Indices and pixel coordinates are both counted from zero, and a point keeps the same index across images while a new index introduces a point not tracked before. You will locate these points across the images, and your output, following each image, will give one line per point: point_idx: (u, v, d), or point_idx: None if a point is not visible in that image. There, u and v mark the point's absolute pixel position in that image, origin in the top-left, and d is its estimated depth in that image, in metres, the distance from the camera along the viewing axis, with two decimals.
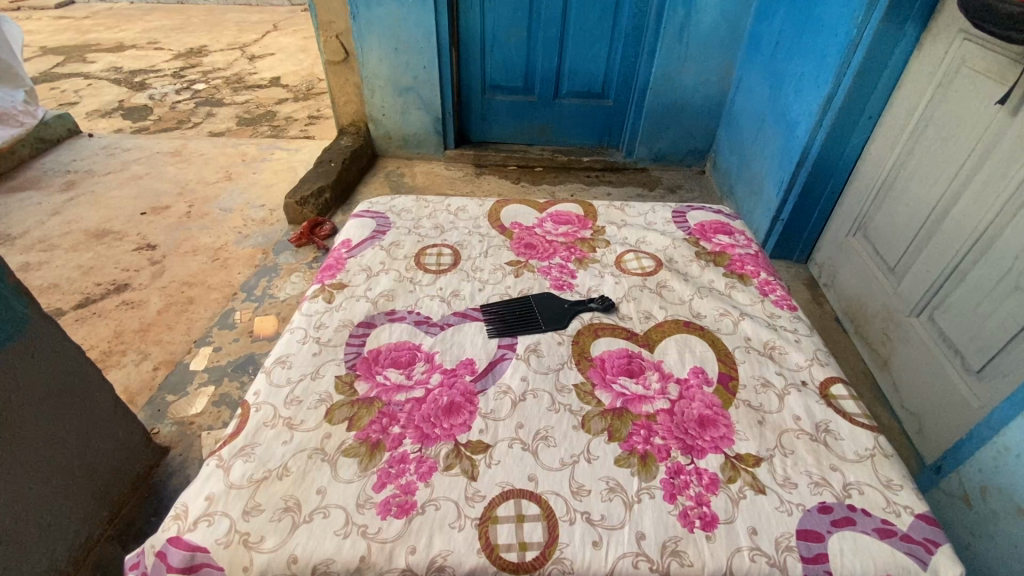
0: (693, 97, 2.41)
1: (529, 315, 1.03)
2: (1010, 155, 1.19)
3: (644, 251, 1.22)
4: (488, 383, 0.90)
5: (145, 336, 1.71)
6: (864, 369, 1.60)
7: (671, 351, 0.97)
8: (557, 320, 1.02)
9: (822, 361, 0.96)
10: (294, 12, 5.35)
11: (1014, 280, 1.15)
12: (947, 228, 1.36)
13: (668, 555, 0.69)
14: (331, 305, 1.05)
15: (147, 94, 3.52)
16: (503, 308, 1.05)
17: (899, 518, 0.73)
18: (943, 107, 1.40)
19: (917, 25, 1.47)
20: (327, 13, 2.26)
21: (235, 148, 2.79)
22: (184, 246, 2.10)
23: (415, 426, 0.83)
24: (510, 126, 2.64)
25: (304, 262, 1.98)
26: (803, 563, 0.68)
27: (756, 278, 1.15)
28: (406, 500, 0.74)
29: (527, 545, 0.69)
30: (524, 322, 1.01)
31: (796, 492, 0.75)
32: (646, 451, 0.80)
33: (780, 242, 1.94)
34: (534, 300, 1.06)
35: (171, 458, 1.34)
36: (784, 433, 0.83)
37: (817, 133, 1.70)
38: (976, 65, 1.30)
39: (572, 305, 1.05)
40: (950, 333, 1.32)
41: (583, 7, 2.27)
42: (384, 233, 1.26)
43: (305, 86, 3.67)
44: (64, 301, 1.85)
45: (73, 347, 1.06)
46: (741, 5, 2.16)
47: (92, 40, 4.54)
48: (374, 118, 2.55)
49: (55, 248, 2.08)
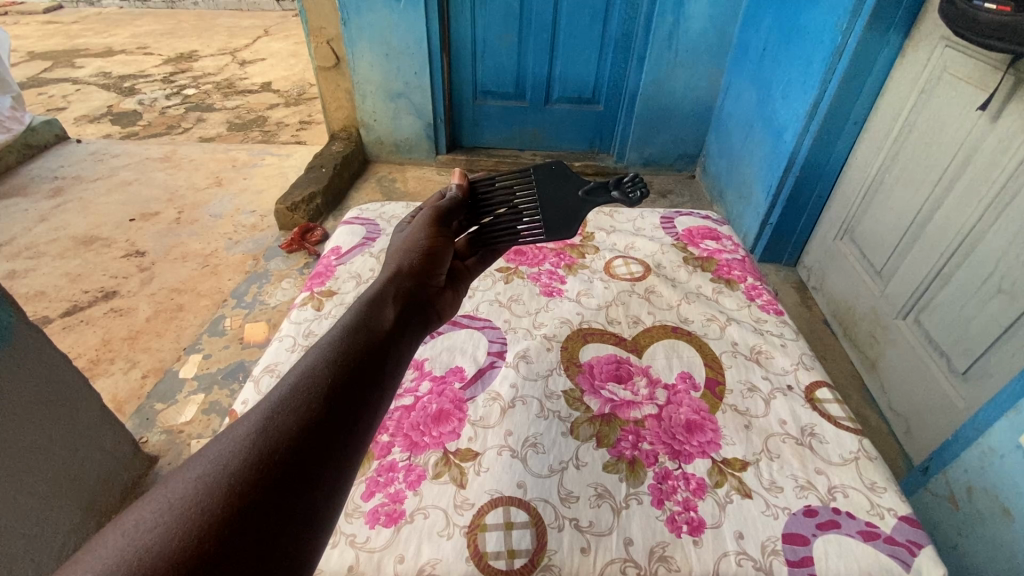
0: (682, 102, 2.42)
1: (536, 208, 0.98)
2: (992, 159, 1.20)
3: (633, 256, 1.23)
4: (478, 391, 0.90)
5: (134, 343, 1.71)
6: (853, 371, 1.61)
7: (659, 357, 0.97)
8: (569, 222, 0.98)
9: (807, 365, 0.96)
10: (285, 16, 5.33)
11: (998, 283, 1.16)
12: (932, 229, 1.37)
13: (656, 560, 0.69)
14: (320, 313, 1.05)
15: (137, 99, 3.51)
16: (501, 197, 0.99)
17: (883, 520, 0.73)
18: (926, 111, 1.41)
19: (900, 33, 1.49)
20: (318, 19, 2.27)
21: (226, 154, 2.79)
22: (174, 253, 2.10)
23: (404, 434, 0.84)
24: (501, 132, 2.64)
25: (295, 267, 1.95)
26: (789, 566, 0.68)
27: (744, 283, 1.15)
28: (395, 509, 0.74)
29: (515, 553, 0.69)
30: (530, 218, 0.97)
31: (782, 496, 0.76)
32: (634, 457, 0.81)
33: (768, 245, 1.95)
34: (541, 177, 0.99)
35: (160, 467, 1.33)
36: (770, 437, 0.84)
37: (805, 137, 1.70)
38: (957, 71, 1.32)
39: (587, 197, 0.99)
40: (936, 335, 1.32)
41: (572, 14, 2.28)
42: (373, 239, 1.26)
43: (297, 91, 3.67)
44: (51, 309, 1.85)
45: (60, 357, 1.06)
46: (729, 12, 2.18)
47: (80, 44, 4.54)
48: (365, 124, 2.55)
49: (42, 256, 2.08)
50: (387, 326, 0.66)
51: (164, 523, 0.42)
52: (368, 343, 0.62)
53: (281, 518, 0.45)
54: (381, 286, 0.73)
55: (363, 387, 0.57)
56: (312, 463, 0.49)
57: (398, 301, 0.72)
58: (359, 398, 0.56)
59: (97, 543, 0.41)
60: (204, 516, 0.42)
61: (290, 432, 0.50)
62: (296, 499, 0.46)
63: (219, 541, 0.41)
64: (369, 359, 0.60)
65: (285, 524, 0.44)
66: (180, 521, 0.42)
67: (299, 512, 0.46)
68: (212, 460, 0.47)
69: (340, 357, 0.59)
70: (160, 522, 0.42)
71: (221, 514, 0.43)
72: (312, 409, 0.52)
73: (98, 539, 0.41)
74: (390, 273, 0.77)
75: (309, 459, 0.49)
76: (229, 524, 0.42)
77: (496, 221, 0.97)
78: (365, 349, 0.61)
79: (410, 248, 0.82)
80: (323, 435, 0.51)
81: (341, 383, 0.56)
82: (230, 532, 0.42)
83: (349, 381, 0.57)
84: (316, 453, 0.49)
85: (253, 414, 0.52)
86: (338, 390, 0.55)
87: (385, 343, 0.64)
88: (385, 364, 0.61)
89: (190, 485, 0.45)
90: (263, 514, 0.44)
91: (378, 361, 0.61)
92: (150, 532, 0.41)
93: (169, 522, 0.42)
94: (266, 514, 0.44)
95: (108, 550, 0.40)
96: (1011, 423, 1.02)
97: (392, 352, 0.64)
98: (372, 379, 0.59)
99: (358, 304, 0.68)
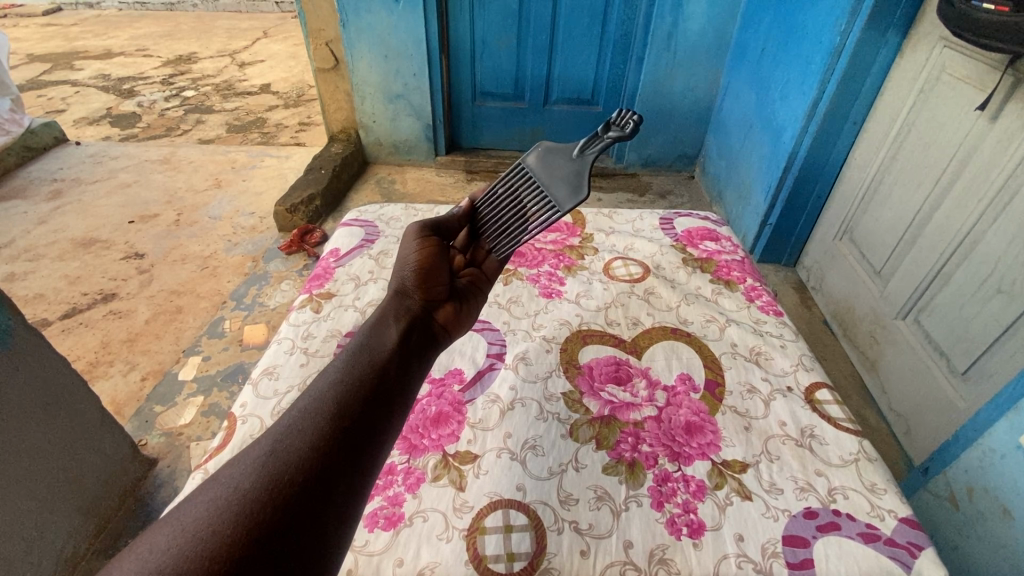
0: (681, 103, 2.42)
1: (542, 193, 0.93)
2: (991, 160, 1.20)
3: (632, 257, 1.23)
4: (477, 393, 0.90)
5: (133, 345, 1.71)
6: (853, 371, 1.61)
7: (658, 358, 0.97)
8: (576, 186, 0.90)
9: (807, 366, 0.96)
10: (284, 18, 5.32)
11: (997, 285, 1.16)
12: (932, 232, 1.37)
13: (656, 563, 0.69)
14: (319, 315, 1.05)
15: (136, 101, 3.51)
16: (507, 202, 0.97)
17: (884, 522, 0.73)
18: (925, 114, 1.41)
19: (898, 33, 1.49)
20: (317, 20, 2.28)
21: (225, 156, 2.78)
22: (173, 255, 2.09)
23: (403, 437, 0.83)
24: (500, 133, 2.64)
25: (294, 269, 1.95)
26: (789, 569, 0.68)
27: (743, 284, 1.15)
28: (394, 512, 0.74)
29: (515, 556, 0.69)
30: (541, 206, 0.92)
31: (782, 498, 0.76)
32: (634, 459, 0.81)
33: (768, 246, 1.95)
34: (534, 165, 0.95)
35: (160, 469, 1.33)
36: (770, 439, 0.84)
37: (804, 138, 1.70)
38: (956, 72, 1.32)
39: (583, 153, 0.90)
40: (937, 337, 1.32)
41: (570, 15, 2.28)
42: (372, 241, 1.26)
43: (296, 93, 3.67)
44: (50, 311, 1.85)
45: (59, 360, 1.06)
46: (729, 13, 2.17)
47: (80, 47, 4.53)
48: (364, 125, 2.55)
49: (41, 258, 2.08)
50: (392, 344, 0.66)
51: (177, 545, 0.42)
52: (378, 364, 0.62)
53: (296, 537, 0.45)
54: (384, 308, 0.74)
55: (373, 404, 0.57)
56: (323, 483, 0.49)
57: (403, 321, 0.72)
58: (369, 416, 0.56)
59: (113, 567, 0.41)
60: (217, 538, 0.42)
61: (303, 451, 0.50)
62: (308, 516, 0.46)
63: (230, 564, 0.41)
64: (378, 380, 0.60)
65: (297, 546, 0.44)
66: (193, 543, 0.42)
67: (309, 530, 0.46)
68: (225, 482, 0.47)
69: (349, 377, 0.59)
70: (172, 545, 0.42)
71: (231, 535, 0.43)
72: (321, 429, 0.52)
73: (113, 563, 0.42)
74: (393, 294, 0.77)
75: (323, 478, 0.49)
76: (242, 544, 0.43)
77: (501, 227, 0.95)
78: (375, 368, 0.61)
79: (402, 264, 0.82)
80: (334, 453, 0.51)
81: (352, 402, 0.56)
82: (245, 554, 0.42)
83: (359, 401, 0.57)
84: (329, 471, 0.50)
85: (263, 438, 0.52)
86: (348, 408, 0.55)
87: (393, 362, 0.64)
88: (395, 383, 0.61)
89: (202, 508, 0.45)
90: (275, 534, 0.44)
91: (387, 379, 0.61)
92: (163, 555, 0.41)
93: (181, 545, 0.42)
94: (277, 534, 0.44)
95: (122, 574, 0.40)
96: (1011, 424, 1.02)
97: (400, 371, 0.64)
98: (380, 398, 0.59)
99: (367, 326, 0.69)
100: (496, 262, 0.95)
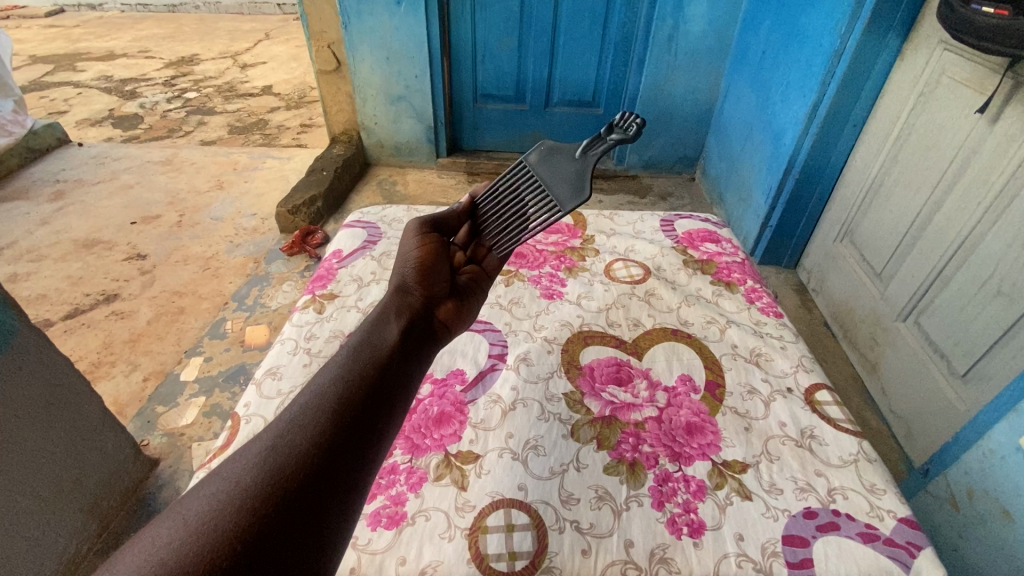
0: (682, 105, 2.42)
1: (543, 193, 0.93)
2: (991, 162, 1.21)
3: (632, 259, 1.23)
4: (479, 394, 0.90)
5: (135, 346, 1.72)
6: (853, 373, 1.61)
7: (659, 359, 0.98)
8: (578, 187, 0.90)
9: (806, 367, 0.96)
10: (286, 19, 5.33)
11: (997, 286, 1.16)
12: (932, 233, 1.37)
13: (656, 562, 0.69)
14: (321, 316, 1.06)
15: (139, 103, 3.52)
16: (508, 198, 0.97)
17: (883, 522, 0.73)
18: (924, 115, 1.42)
19: (898, 37, 1.49)
20: (319, 22, 2.28)
21: (227, 157, 2.79)
22: (175, 256, 2.10)
23: (405, 437, 0.84)
24: (501, 134, 2.64)
25: (295, 270, 1.95)
26: (789, 569, 0.68)
27: (743, 285, 1.16)
28: (396, 512, 0.74)
29: (516, 555, 0.69)
30: (542, 205, 0.93)
31: (782, 498, 0.76)
32: (634, 460, 0.81)
33: (768, 248, 1.95)
34: (535, 162, 0.95)
35: (162, 469, 1.33)
36: (770, 439, 0.84)
37: (804, 140, 1.71)
38: (956, 75, 1.32)
39: (586, 154, 0.91)
40: (936, 338, 1.33)
41: (571, 18, 2.29)
42: (374, 243, 1.26)
43: (298, 94, 3.68)
44: (52, 312, 1.85)
45: (61, 360, 1.07)
46: (729, 15, 2.18)
47: (83, 48, 4.54)
48: (366, 127, 2.56)
49: (43, 259, 2.08)
50: (393, 343, 0.67)
51: (180, 538, 0.43)
52: (379, 361, 0.63)
53: (298, 533, 0.45)
54: (385, 304, 0.74)
55: (375, 402, 0.57)
56: (325, 478, 0.49)
57: (403, 318, 0.72)
58: (371, 414, 0.56)
59: (117, 561, 0.42)
60: (219, 532, 0.43)
61: (304, 447, 0.50)
62: (310, 511, 0.47)
63: (232, 557, 0.42)
64: (379, 376, 0.60)
65: (300, 540, 0.45)
66: (194, 537, 0.42)
67: (311, 526, 0.46)
68: (227, 478, 0.48)
69: (351, 374, 0.59)
70: (175, 538, 0.43)
71: (233, 529, 0.43)
72: (323, 425, 0.53)
73: (116, 557, 0.42)
74: (394, 291, 0.77)
75: (326, 475, 0.49)
76: (245, 538, 0.43)
77: (501, 224, 0.96)
78: (377, 366, 0.62)
79: (403, 261, 0.83)
80: (336, 449, 0.51)
81: (354, 399, 0.56)
82: (247, 548, 0.43)
83: (361, 398, 0.57)
84: (331, 468, 0.50)
85: (266, 433, 0.53)
86: (350, 405, 0.56)
87: (395, 360, 0.64)
88: (397, 380, 0.62)
89: (202, 503, 0.45)
90: (278, 529, 0.44)
91: (390, 377, 0.61)
92: (166, 548, 0.42)
93: (184, 539, 0.42)
94: (280, 528, 0.45)
95: (126, 567, 0.41)
96: (1011, 425, 1.03)
97: (402, 368, 0.64)
98: (383, 396, 0.59)
99: (368, 323, 0.69)
100: (497, 260, 0.96)
